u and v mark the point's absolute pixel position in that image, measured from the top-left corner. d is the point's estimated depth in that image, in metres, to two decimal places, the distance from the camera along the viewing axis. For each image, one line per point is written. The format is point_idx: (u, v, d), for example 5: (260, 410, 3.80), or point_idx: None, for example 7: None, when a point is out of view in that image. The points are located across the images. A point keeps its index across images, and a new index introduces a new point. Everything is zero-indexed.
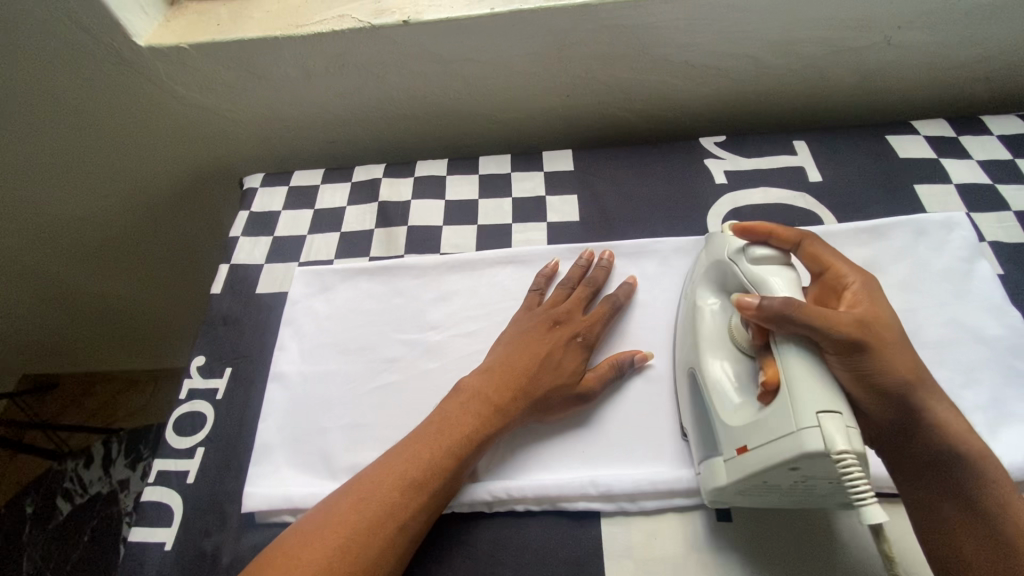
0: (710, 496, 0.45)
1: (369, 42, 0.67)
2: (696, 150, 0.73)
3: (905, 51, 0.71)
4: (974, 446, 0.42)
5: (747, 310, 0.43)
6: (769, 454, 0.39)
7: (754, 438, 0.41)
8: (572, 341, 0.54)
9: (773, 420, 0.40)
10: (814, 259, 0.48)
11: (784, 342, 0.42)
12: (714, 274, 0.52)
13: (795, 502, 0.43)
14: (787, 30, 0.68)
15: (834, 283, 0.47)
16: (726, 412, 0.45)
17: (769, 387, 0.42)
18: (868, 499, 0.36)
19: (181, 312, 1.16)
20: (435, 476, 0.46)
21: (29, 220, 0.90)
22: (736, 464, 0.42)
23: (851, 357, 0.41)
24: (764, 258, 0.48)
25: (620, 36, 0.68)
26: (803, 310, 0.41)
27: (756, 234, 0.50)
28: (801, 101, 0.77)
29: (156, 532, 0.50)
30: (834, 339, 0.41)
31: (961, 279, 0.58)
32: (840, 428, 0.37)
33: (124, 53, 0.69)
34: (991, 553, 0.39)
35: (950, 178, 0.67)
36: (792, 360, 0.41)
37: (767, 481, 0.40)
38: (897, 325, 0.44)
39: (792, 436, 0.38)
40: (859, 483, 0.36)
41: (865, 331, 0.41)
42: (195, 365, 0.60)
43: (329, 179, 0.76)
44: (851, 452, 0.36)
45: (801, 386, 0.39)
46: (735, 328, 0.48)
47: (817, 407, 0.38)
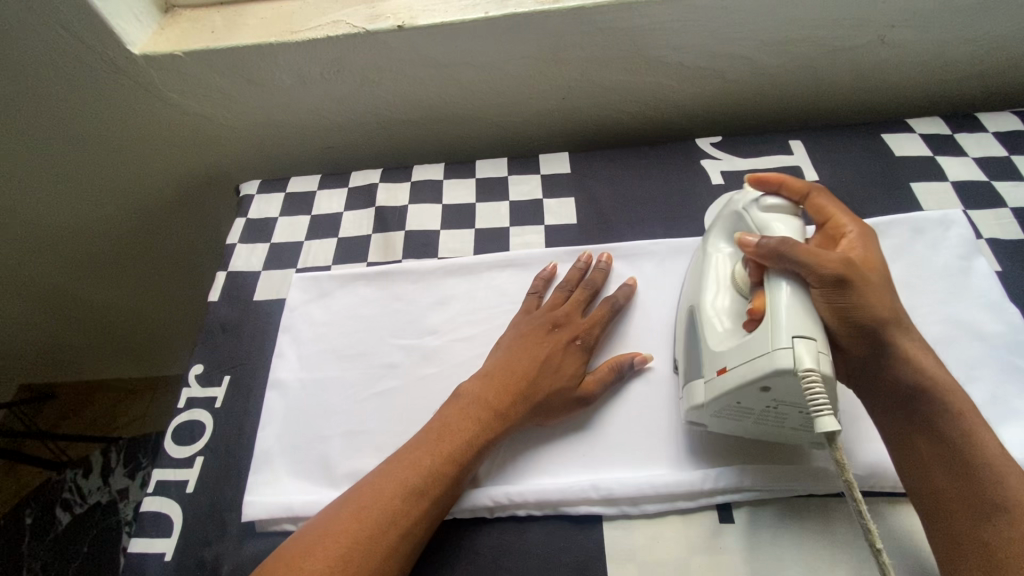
0: (687, 413, 0.48)
1: (363, 47, 0.67)
2: (693, 150, 0.73)
3: (899, 49, 0.71)
4: (952, 385, 0.43)
5: (747, 247, 0.46)
6: (744, 372, 0.42)
7: (732, 359, 0.43)
8: (572, 344, 0.54)
9: (753, 340, 0.42)
10: (817, 210, 0.50)
11: (775, 277, 0.44)
12: (729, 221, 0.53)
13: (764, 428, 0.46)
14: (781, 30, 0.68)
15: (834, 233, 0.49)
16: (711, 338, 0.47)
17: (754, 315, 0.44)
18: (823, 410, 0.38)
19: (179, 319, 1.15)
20: (435, 483, 0.46)
21: (25, 229, 0.89)
22: (714, 384, 0.44)
23: (836, 294, 0.42)
24: (775, 207, 0.49)
25: (614, 39, 0.68)
26: (799, 248, 0.44)
27: (768, 186, 0.51)
28: (797, 100, 0.77)
29: (154, 542, 0.49)
30: (822, 275, 0.43)
31: (958, 277, 0.58)
32: (810, 350, 0.39)
33: (118, 61, 0.69)
34: (971, 498, 0.40)
35: (946, 176, 0.67)
36: (778, 290, 0.43)
37: (739, 400, 0.43)
38: (885, 271, 0.46)
39: (767, 355, 0.40)
40: (819, 398, 0.38)
41: (852, 271, 0.43)
42: (193, 373, 0.60)
43: (325, 185, 0.75)
44: (816, 372, 0.39)
45: (782, 311, 0.42)
46: (735, 269, 0.50)
47: (793, 331, 0.40)
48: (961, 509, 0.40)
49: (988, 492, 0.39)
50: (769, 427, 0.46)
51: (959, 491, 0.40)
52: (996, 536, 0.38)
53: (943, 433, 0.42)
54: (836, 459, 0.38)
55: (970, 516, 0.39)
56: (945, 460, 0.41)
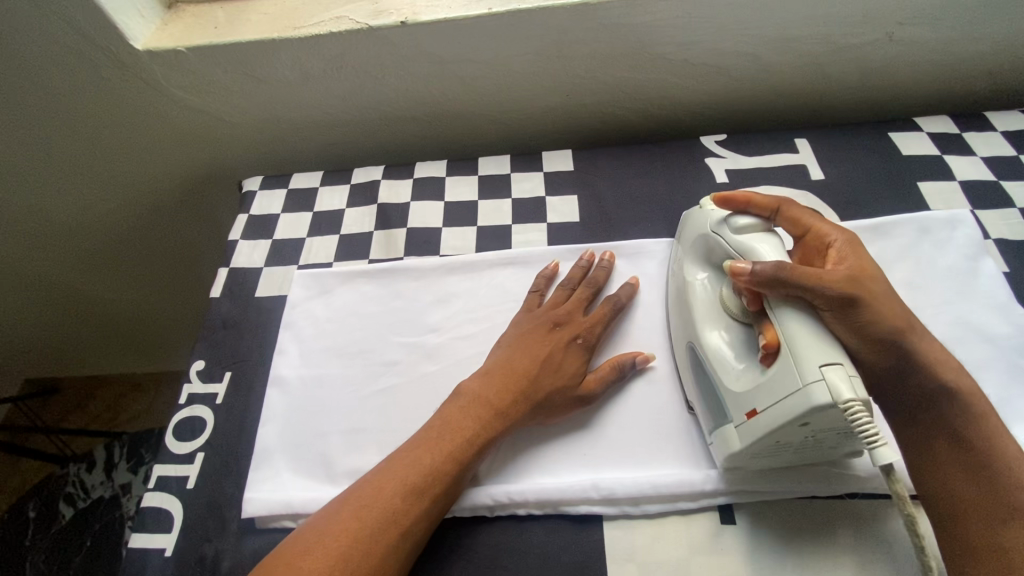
0: (723, 461, 0.46)
1: (366, 43, 0.67)
2: (697, 149, 0.73)
3: (907, 46, 0.70)
4: (970, 388, 0.43)
5: (738, 276, 0.44)
6: (778, 414, 0.40)
7: (763, 400, 0.42)
8: (573, 342, 0.54)
9: (779, 378, 0.41)
10: (794, 222, 0.50)
11: (779, 306, 0.43)
12: (700, 248, 0.53)
13: (806, 455, 0.45)
14: (787, 27, 0.67)
15: (816, 244, 0.48)
16: (728, 379, 0.46)
17: (770, 350, 0.43)
18: (878, 441, 0.37)
19: (182, 315, 1.16)
20: (436, 481, 0.46)
21: (29, 224, 0.90)
22: (748, 429, 0.43)
23: (848, 313, 0.41)
24: (746, 227, 0.49)
25: (619, 35, 0.67)
26: (794, 271, 0.42)
27: (736, 205, 0.52)
28: (803, 98, 0.77)
29: (155, 538, 0.49)
30: (828, 297, 0.41)
31: (966, 278, 0.57)
32: (844, 377, 0.38)
33: (121, 57, 0.69)
34: (995, 510, 0.39)
35: (954, 175, 0.66)
36: (789, 323, 0.42)
37: (778, 440, 0.42)
38: (883, 277, 0.45)
39: (801, 392, 0.39)
40: (868, 425, 0.37)
41: (857, 285, 0.42)
42: (195, 370, 0.60)
43: (328, 181, 0.75)
44: (857, 400, 0.37)
45: (801, 343, 0.41)
46: (724, 295, 0.50)
47: (818, 361, 0.39)
48: (982, 517, 0.39)
49: (1010, 499, 0.39)
50: (809, 453, 0.45)
51: (982, 497, 0.40)
52: (1022, 542, 0.38)
53: (966, 441, 0.42)
54: (897, 494, 0.38)
55: (992, 521, 0.39)
56: (966, 469, 0.41)
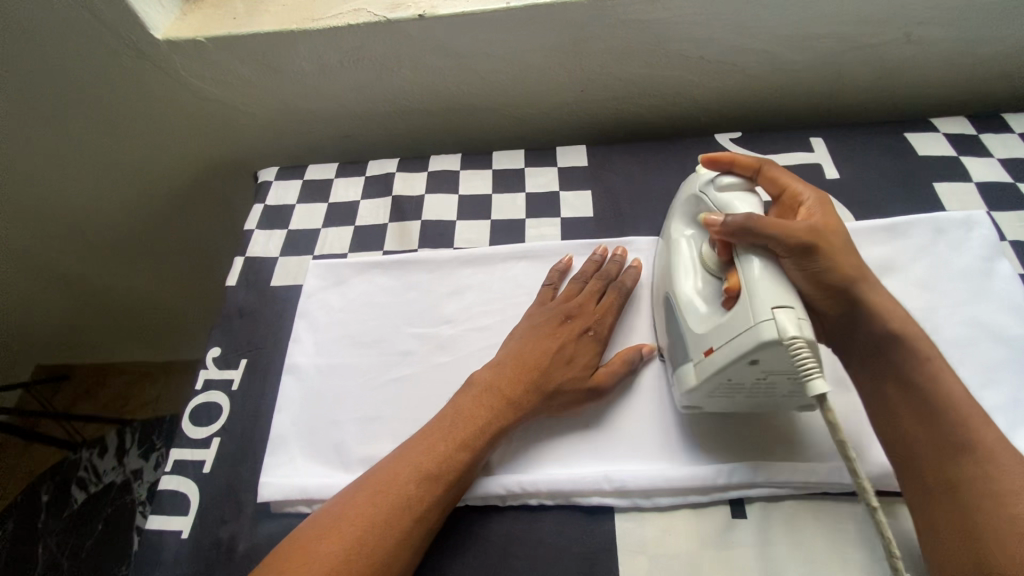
0: (682, 399, 0.48)
1: (384, 36, 0.67)
2: (711, 146, 0.73)
3: (925, 46, 0.70)
4: (920, 336, 0.45)
5: (712, 226, 0.47)
6: (730, 349, 0.41)
7: (718, 338, 0.43)
8: (584, 335, 0.54)
9: (733, 319, 0.42)
10: (772, 182, 0.51)
11: (744, 254, 0.44)
12: (689, 207, 0.54)
13: (757, 401, 0.46)
14: (805, 26, 0.67)
15: (791, 203, 0.50)
16: (692, 321, 0.47)
17: (731, 294, 0.44)
18: (814, 374, 0.38)
19: (192, 304, 1.17)
20: (450, 470, 0.46)
21: (46, 210, 0.91)
22: (704, 365, 0.44)
23: (804, 260, 0.43)
24: (730, 185, 0.50)
25: (636, 31, 0.67)
26: (761, 222, 0.43)
27: (721, 166, 0.52)
28: (819, 97, 0.77)
29: (172, 520, 0.50)
30: (788, 245, 0.43)
31: (980, 279, 0.57)
32: (792, 319, 0.39)
33: (141, 46, 0.69)
34: (942, 446, 0.41)
35: (970, 176, 0.66)
36: (751, 266, 0.43)
37: (730, 378, 0.43)
38: (845, 232, 0.47)
39: (751, 329, 0.40)
40: (808, 364, 0.38)
41: (816, 236, 0.44)
42: (210, 356, 0.61)
43: (343, 173, 0.76)
44: (801, 339, 0.38)
45: (758, 285, 0.41)
46: (703, 252, 0.50)
47: (771, 302, 0.40)
48: (932, 457, 0.41)
49: (953, 435, 0.41)
50: (761, 398, 0.46)
51: (932, 438, 0.42)
52: (964, 477, 0.39)
53: (915, 384, 0.43)
54: (830, 422, 0.38)
55: (936, 461, 0.41)
56: (918, 412, 0.43)
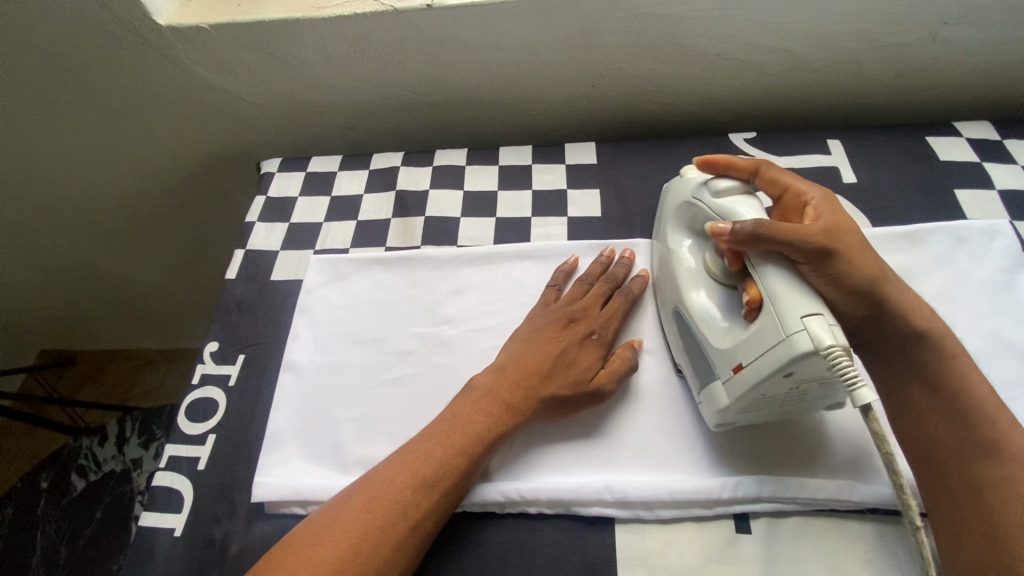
0: (715, 420, 0.46)
1: (391, 26, 0.66)
2: (725, 146, 0.71)
3: (950, 47, 0.67)
4: (940, 332, 0.43)
5: (720, 237, 0.44)
6: (763, 366, 0.40)
7: (747, 354, 0.41)
8: (587, 338, 0.53)
9: (762, 333, 0.41)
10: (773, 182, 0.49)
11: (761, 263, 0.42)
12: (684, 214, 0.52)
13: (790, 409, 0.45)
14: (826, 24, 0.65)
15: (795, 203, 0.48)
16: (714, 337, 0.45)
17: (753, 306, 0.42)
18: (859, 383, 0.36)
19: (195, 294, 1.16)
20: (447, 475, 0.45)
21: (49, 195, 0.90)
22: (735, 384, 0.42)
23: (825, 266, 0.41)
24: (727, 190, 0.48)
25: (650, 26, 0.65)
26: (773, 228, 0.42)
27: (717, 168, 0.50)
28: (837, 98, 0.74)
29: (165, 518, 0.50)
30: (804, 250, 0.41)
31: (1002, 291, 0.55)
32: (824, 326, 0.37)
33: (142, 31, 0.68)
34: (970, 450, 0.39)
35: (993, 184, 0.64)
36: (773, 278, 0.41)
37: (765, 392, 0.41)
38: (858, 229, 0.45)
39: (784, 344, 0.38)
40: (849, 372, 0.36)
41: (832, 238, 0.42)
42: (208, 351, 0.60)
43: (346, 166, 0.74)
44: (838, 346, 0.37)
45: (782, 296, 0.40)
46: (707, 260, 0.50)
47: (800, 312, 0.39)
48: (955, 458, 0.39)
49: (981, 436, 0.39)
50: (792, 407, 0.44)
51: (954, 440, 0.40)
52: (996, 481, 0.37)
53: (938, 385, 0.41)
54: (875, 433, 0.37)
55: (964, 465, 0.39)
56: (941, 413, 0.41)
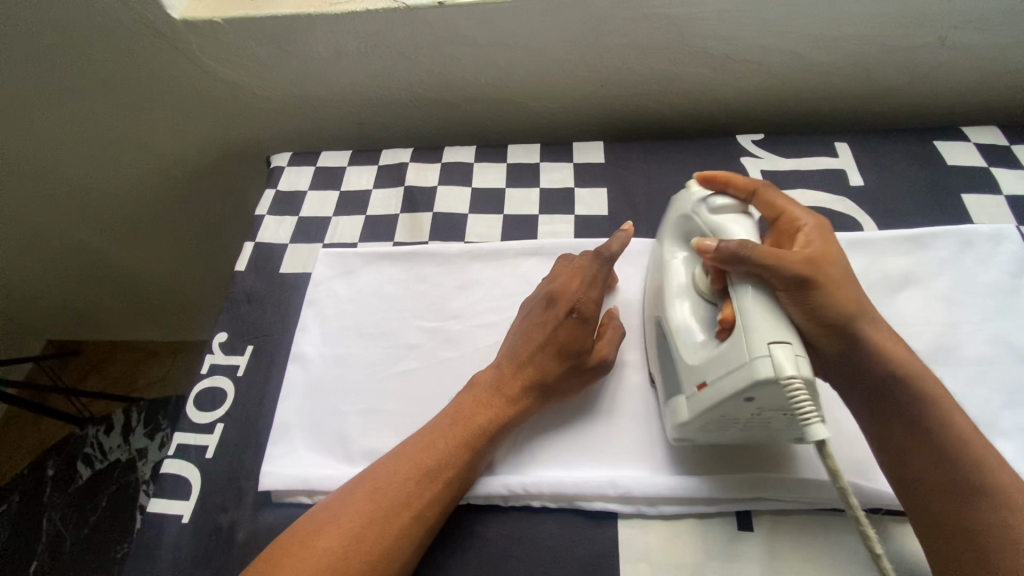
0: (674, 432, 0.46)
1: (402, 23, 0.66)
2: (733, 148, 0.71)
3: (959, 53, 0.67)
4: (921, 367, 0.44)
5: (705, 253, 0.44)
6: (723, 386, 0.40)
7: (711, 372, 0.41)
8: (569, 317, 0.50)
9: (727, 354, 0.41)
10: (768, 205, 0.49)
11: (738, 283, 0.43)
12: (679, 228, 0.52)
13: (753, 434, 0.45)
14: (835, 27, 0.65)
15: (787, 228, 0.48)
16: (686, 351, 0.46)
17: (725, 325, 0.42)
18: (812, 419, 0.37)
19: (203, 287, 1.17)
20: (450, 466, 0.46)
21: (59, 185, 0.91)
22: (697, 400, 0.43)
23: (802, 295, 0.42)
24: (725, 207, 0.48)
25: (660, 27, 0.66)
26: (756, 251, 0.42)
27: (715, 185, 0.50)
28: (845, 101, 0.74)
29: (173, 505, 0.50)
30: (784, 278, 0.41)
31: (1007, 296, 0.55)
32: (788, 356, 0.38)
33: (158, 26, 0.69)
34: (954, 491, 0.39)
35: (1000, 189, 0.64)
36: (748, 301, 0.41)
37: (724, 412, 0.41)
38: (844, 262, 0.45)
39: (745, 366, 0.39)
40: (804, 405, 0.37)
41: (813, 270, 0.42)
42: (217, 341, 0.60)
43: (356, 161, 0.75)
44: (799, 378, 0.37)
45: (750, 318, 0.40)
46: (696, 274, 0.49)
47: (767, 337, 0.39)
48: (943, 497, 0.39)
49: (970, 478, 0.39)
50: (754, 432, 0.44)
51: (941, 482, 0.40)
52: (986, 524, 0.38)
53: (924, 424, 0.41)
54: (830, 468, 0.39)
55: (950, 501, 0.39)
56: (927, 454, 0.41)
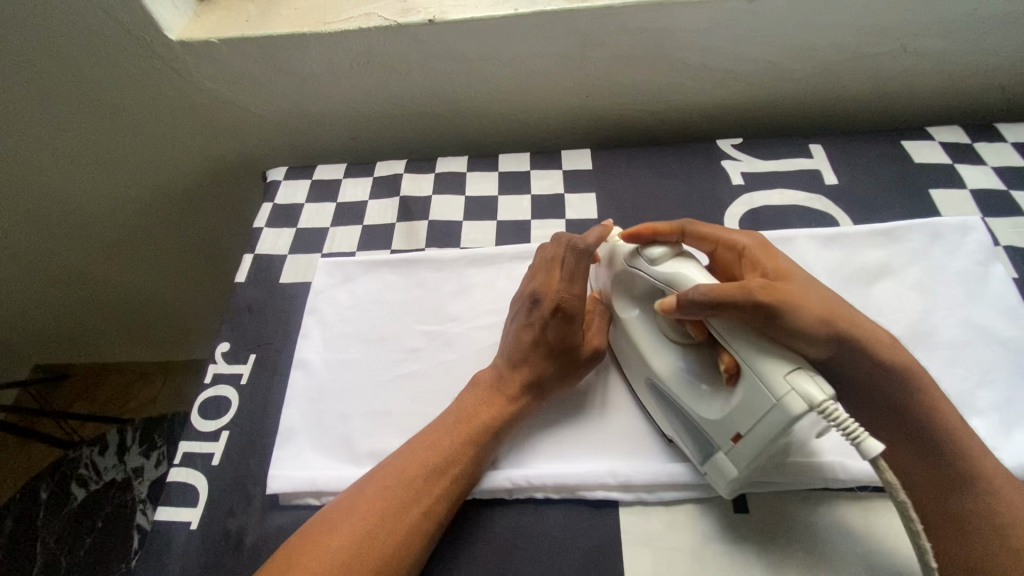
0: (727, 489, 0.45)
1: (394, 40, 0.69)
2: (713, 151, 0.75)
3: (920, 58, 0.72)
4: (910, 361, 0.45)
5: (670, 312, 0.46)
6: (764, 432, 0.41)
7: (743, 423, 0.42)
8: (553, 316, 0.52)
9: (751, 399, 0.42)
10: (702, 238, 0.52)
11: (724, 331, 0.44)
12: (623, 284, 0.53)
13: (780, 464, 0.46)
14: (805, 37, 0.69)
15: (730, 255, 0.52)
16: (701, 409, 0.46)
17: (730, 372, 0.43)
18: (863, 434, 0.38)
19: (196, 304, 1.17)
20: (457, 463, 0.47)
21: (52, 207, 0.92)
22: (739, 454, 0.43)
23: (780, 320, 0.42)
24: (661, 256, 0.49)
25: (641, 39, 0.69)
26: (716, 293, 0.43)
27: (644, 239, 0.52)
28: (818, 106, 0.78)
29: (181, 512, 0.51)
30: (756, 311, 0.42)
31: (976, 282, 0.58)
32: (809, 379, 0.39)
33: (154, 47, 0.71)
34: (942, 483, 0.43)
35: (965, 184, 0.68)
36: (744, 346, 0.42)
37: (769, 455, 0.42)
38: (798, 274, 0.48)
39: (778, 407, 0.40)
40: (849, 422, 0.38)
41: (778, 292, 0.43)
42: (219, 351, 0.61)
43: (352, 173, 0.77)
44: (830, 397, 0.39)
45: (760, 359, 0.41)
46: (666, 327, 0.50)
47: (783, 372, 0.40)
48: (929, 486, 0.43)
49: (958, 468, 0.42)
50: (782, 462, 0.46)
51: (930, 473, 0.43)
52: (972, 510, 0.41)
53: (912, 420, 0.44)
54: (890, 483, 0.39)
55: (939, 493, 0.43)
56: (917, 449, 0.44)
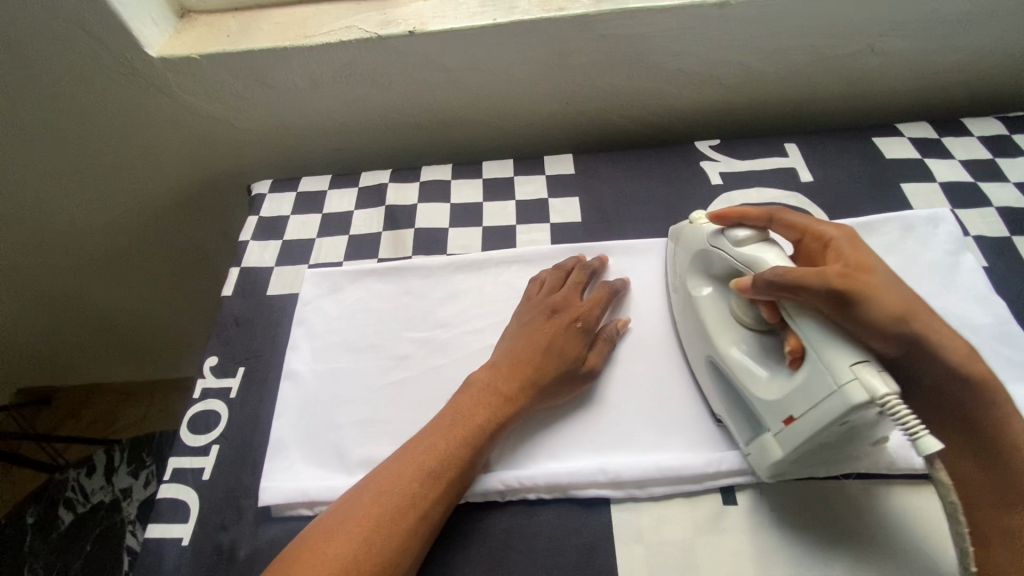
0: (767, 471, 0.46)
1: (376, 52, 0.70)
2: (692, 153, 0.76)
3: (887, 58, 0.74)
4: (983, 372, 0.43)
5: (745, 289, 0.48)
6: (817, 417, 0.41)
7: (798, 406, 0.43)
8: (573, 326, 0.56)
9: (810, 384, 0.42)
10: (788, 227, 0.51)
11: (793, 312, 0.45)
12: (701, 262, 0.56)
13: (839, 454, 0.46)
14: (776, 39, 0.71)
15: (815, 243, 0.49)
16: (756, 389, 0.47)
17: (794, 355, 0.44)
18: (921, 431, 0.37)
19: (183, 321, 1.16)
20: (451, 466, 0.47)
21: (33, 227, 0.91)
22: (788, 435, 0.44)
23: (850, 310, 0.41)
24: (746, 239, 0.51)
25: (618, 45, 0.71)
26: (789, 274, 0.44)
27: (729, 220, 0.53)
28: (791, 106, 0.81)
29: (172, 528, 0.50)
30: (827, 296, 0.42)
31: (948, 272, 0.60)
32: (875, 374, 0.39)
33: (135, 63, 0.71)
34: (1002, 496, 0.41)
35: (934, 177, 0.70)
36: (810, 332, 0.43)
37: (820, 441, 0.43)
38: (885, 270, 0.45)
39: (835, 394, 0.40)
40: (909, 418, 0.38)
41: (854, 282, 0.42)
42: (208, 365, 0.61)
43: (336, 184, 0.78)
44: (893, 394, 0.38)
45: (822, 347, 0.42)
46: (733, 307, 0.52)
47: (847, 361, 0.40)
48: (991, 507, 0.42)
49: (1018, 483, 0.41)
50: (840, 450, 0.46)
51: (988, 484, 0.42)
52: None
53: (978, 430, 0.43)
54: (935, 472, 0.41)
55: (996, 510, 0.41)
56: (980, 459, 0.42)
